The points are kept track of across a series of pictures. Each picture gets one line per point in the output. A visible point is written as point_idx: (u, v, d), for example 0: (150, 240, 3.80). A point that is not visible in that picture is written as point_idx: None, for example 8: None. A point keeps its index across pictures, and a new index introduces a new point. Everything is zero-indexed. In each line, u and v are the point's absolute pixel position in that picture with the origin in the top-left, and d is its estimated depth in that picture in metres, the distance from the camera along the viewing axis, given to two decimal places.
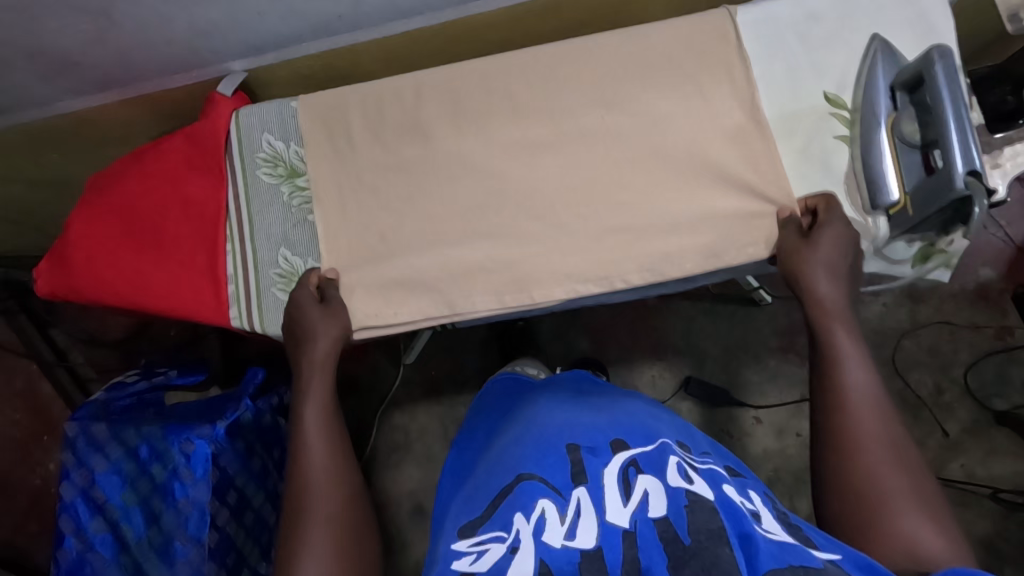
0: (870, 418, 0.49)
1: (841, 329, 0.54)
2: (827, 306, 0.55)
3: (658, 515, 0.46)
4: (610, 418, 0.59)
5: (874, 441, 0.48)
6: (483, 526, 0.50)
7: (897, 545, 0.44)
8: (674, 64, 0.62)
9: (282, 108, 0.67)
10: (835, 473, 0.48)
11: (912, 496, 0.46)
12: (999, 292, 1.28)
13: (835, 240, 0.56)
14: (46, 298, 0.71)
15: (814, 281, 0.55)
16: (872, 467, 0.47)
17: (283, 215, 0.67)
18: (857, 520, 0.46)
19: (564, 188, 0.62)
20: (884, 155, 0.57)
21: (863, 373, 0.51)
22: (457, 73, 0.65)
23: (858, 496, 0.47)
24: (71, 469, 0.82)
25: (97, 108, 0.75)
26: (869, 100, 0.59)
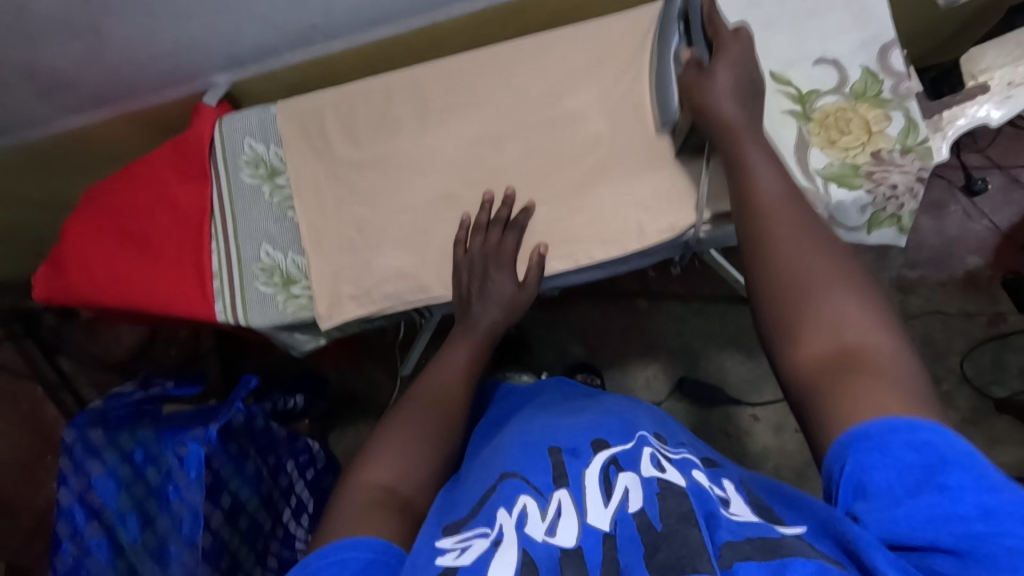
0: (790, 216, 0.48)
1: (753, 145, 0.52)
2: (731, 124, 0.53)
3: (636, 510, 0.42)
4: (593, 418, 0.55)
5: (797, 234, 0.47)
6: (467, 524, 0.46)
7: (817, 330, 0.43)
8: (626, 52, 0.66)
9: (262, 113, 0.72)
10: (764, 272, 0.47)
11: (835, 277, 0.45)
12: (989, 279, 1.26)
13: (732, 62, 0.56)
14: (43, 302, 0.76)
15: (714, 100, 0.54)
16: (791, 259, 0.46)
17: (265, 213, 0.70)
18: (783, 313, 0.45)
19: (529, 173, 0.66)
20: (671, 81, 0.61)
21: (777, 176, 0.51)
22: (425, 73, 0.70)
23: (780, 290, 0.46)
24: (68, 475, 0.83)
25: (90, 126, 0.80)
26: (664, 34, 0.62)
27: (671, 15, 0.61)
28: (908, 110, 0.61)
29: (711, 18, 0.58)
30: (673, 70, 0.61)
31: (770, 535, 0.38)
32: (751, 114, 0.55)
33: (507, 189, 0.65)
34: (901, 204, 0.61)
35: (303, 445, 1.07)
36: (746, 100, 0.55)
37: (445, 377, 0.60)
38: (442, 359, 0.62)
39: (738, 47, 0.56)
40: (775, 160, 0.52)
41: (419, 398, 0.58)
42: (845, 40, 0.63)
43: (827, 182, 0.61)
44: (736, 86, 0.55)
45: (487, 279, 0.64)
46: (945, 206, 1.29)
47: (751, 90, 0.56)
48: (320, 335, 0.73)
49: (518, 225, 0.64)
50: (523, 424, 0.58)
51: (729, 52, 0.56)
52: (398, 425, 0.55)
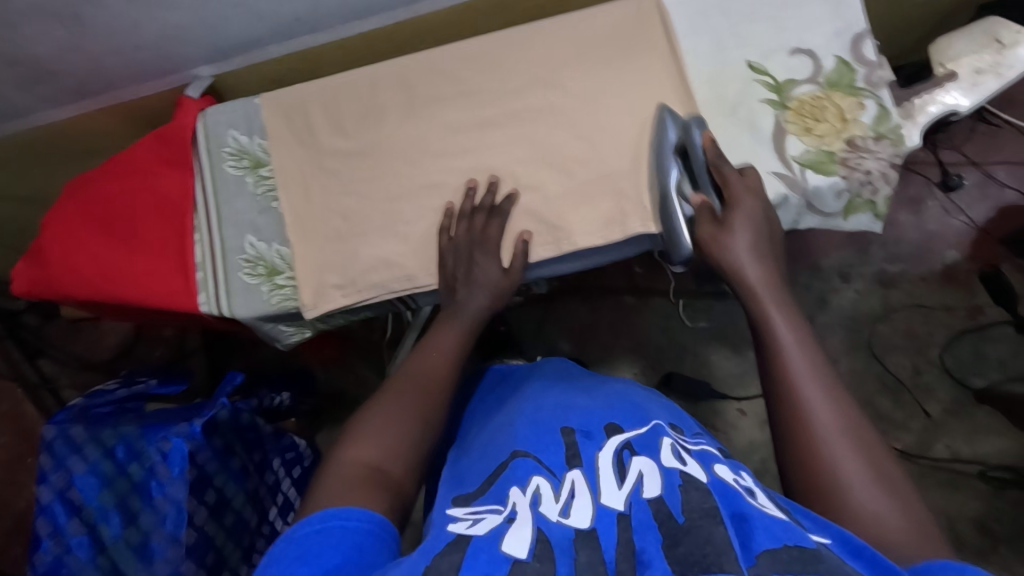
0: (820, 392, 0.49)
1: (778, 311, 0.53)
2: (756, 289, 0.55)
3: (652, 496, 0.42)
4: (605, 401, 0.57)
5: (831, 417, 0.48)
6: (478, 498, 0.48)
7: (858, 529, 0.44)
8: (608, 43, 0.67)
9: (246, 105, 0.72)
10: (795, 456, 0.48)
11: (871, 476, 0.46)
12: (967, 273, 1.28)
13: (747, 219, 0.57)
14: (25, 296, 0.75)
15: (739, 263, 0.56)
16: (827, 452, 0.46)
17: (250, 204, 0.70)
18: (816, 505, 0.46)
19: (513, 162, 0.67)
20: (675, 213, 0.60)
21: (804, 348, 0.51)
22: (409, 64, 0.70)
23: (813, 473, 0.47)
24: (48, 472, 0.82)
25: (73, 119, 0.80)
26: (660, 167, 0.61)
27: (665, 151, 0.61)
28: (880, 98, 0.63)
29: (719, 168, 0.59)
30: (678, 208, 0.60)
31: (805, 543, 0.38)
32: (773, 274, 0.56)
33: (492, 176, 0.66)
34: (875, 189, 0.63)
35: (289, 442, 1.06)
36: (765, 258, 0.56)
37: (433, 360, 0.60)
38: (431, 343, 0.62)
39: (751, 199, 0.58)
40: (801, 327, 0.52)
41: (409, 380, 0.58)
42: (821, 31, 0.65)
43: (804, 168, 0.62)
44: (755, 243, 0.56)
45: (472, 266, 0.65)
46: (923, 201, 1.32)
47: (767, 238, 0.57)
48: (304, 328, 0.73)
49: (502, 213, 0.65)
50: (534, 401, 0.60)
51: (743, 209, 0.57)
52: (383, 408, 0.54)
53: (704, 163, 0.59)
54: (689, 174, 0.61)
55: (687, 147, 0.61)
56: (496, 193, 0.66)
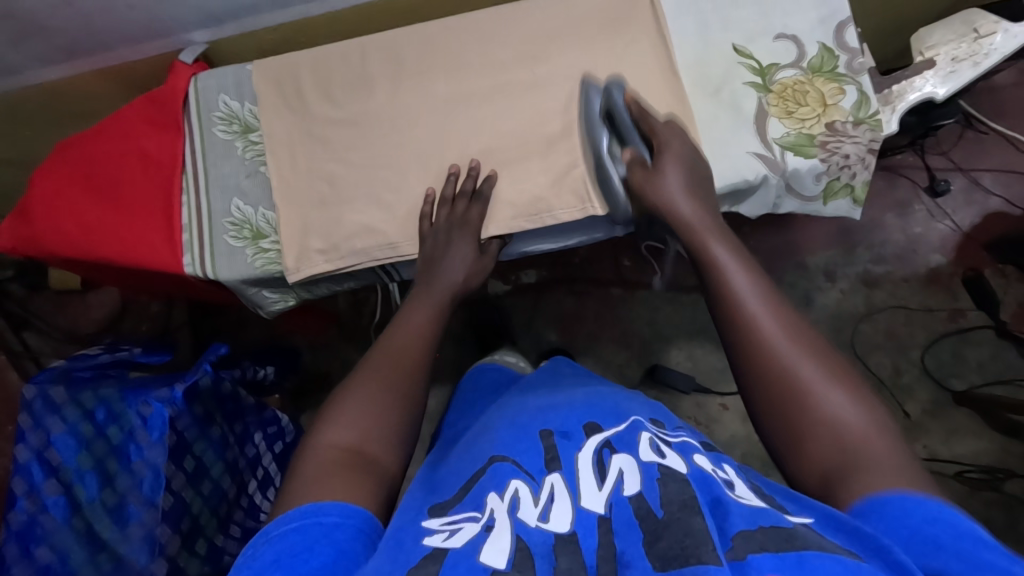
0: (768, 312, 0.51)
1: (719, 244, 0.56)
2: (696, 227, 0.57)
3: (631, 493, 0.43)
4: (585, 397, 0.58)
5: (777, 331, 0.50)
6: (454, 507, 0.48)
7: (818, 433, 0.45)
8: (598, 23, 0.68)
9: (238, 70, 0.72)
10: (753, 371, 0.49)
11: (822, 380, 0.47)
12: (950, 276, 1.30)
13: (677, 160, 0.60)
14: (10, 253, 0.75)
15: (675, 203, 0.59)
16: (779, 364, 0.48)
17: (237, 168, 0.71)
18: (780, 416, 0.48)
19: (499, 136, 0.68)
20: (613, 177, 0.63)
21: (749, 274, 0.53)
22: (402, 37, 0.71)
23: (769, 394, 0.48)
24: (26, 431, 0.81)
25: (65, 79, 0.80)
26: (591, 134, 0.65)
27: (596, 120, 0.64)
28: (861, 84, 0.64)
29: (645, 118, 0.62)
30: (612, 168, 0.64)
31: (782, 524, 0.39)
32: (711, 214, 0.59)
33: (473, 161, 0.67)
34: (853, 173, 0.64)
35: (271, 417, 1.06)
36: (700, 198, 0.59)
37: (405, 334, 0.59)
38: (404, 318, 0.61)
39: (680, 143, 0.61)
40: (743, 256, 0.55)
41: (384, 357, 0.56)
42: (805, 17, 0.66)
43: (784, 151, 0.64)
44: (687, 186, 0.59)
45: (450, 244, 0.66)
46: (909, 205, 1.34)
47: (699, 177, 0.61)
48: (289, 295, 0.75)
49: (483, 196, 0.66)
50: (515, 407, 0.60)
51: (673, 150, 0.60)
52: (356, 394, 0.53)
53: (630, 120, 0.63)
54: (617, 136, 0.64)
55: (609, 108, 0.64)
56: (477, 176, 0.67)
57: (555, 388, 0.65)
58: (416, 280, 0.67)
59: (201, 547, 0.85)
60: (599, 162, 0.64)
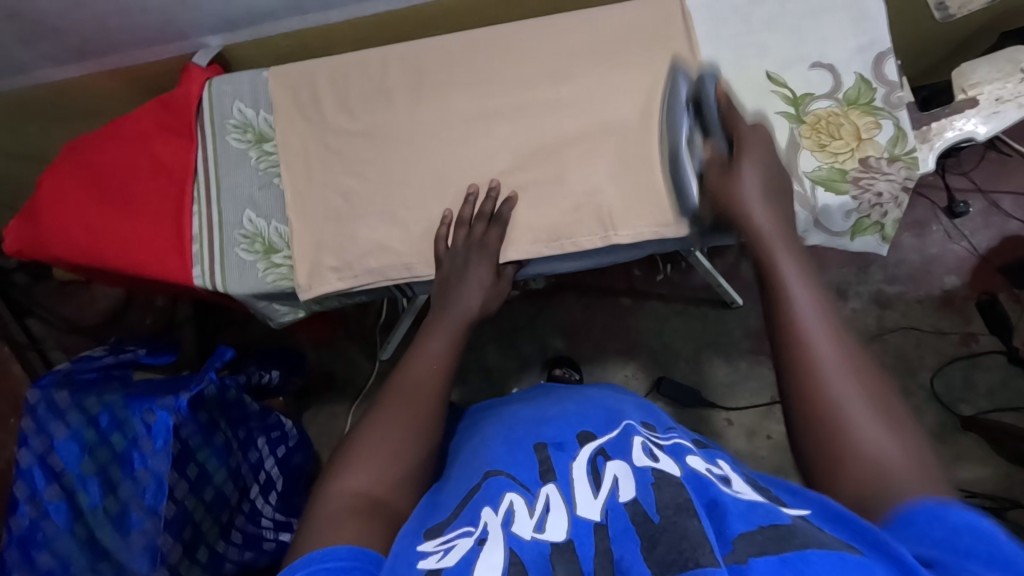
0: (823, 327, 0.44)
1: (787, 254, 0.47)
2: (764, 234, 0.48)
3: (627, 499, 0.41)
4: (574, 408, 0.58)
5: (829, 347, 0.43)
6: (450, 524, 0.45)
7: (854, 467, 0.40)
8: (626, 42, 0.66)
9: (253, 77, 0.70)
10: (798, 394, 0.43)
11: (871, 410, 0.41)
12: (964, 299, 1.28)
13: (759, 167, 0.51)
14: (16, 255, 0.74)
15: (748, 209, 0.50)
16: (836, 394, 0.42)
17: (250, 178, 0.69)
18: (818, 440, 0.42)
19: (519, 155, 0.66)
20: (686, 169, 0.59)
21: (811, 287, 0.45)
22: (423, 48, 0.69)
23: (815, 420, 0.42)
24: (31, 435, 0.80)
25: (76, 79, 0.78)
26: (672, 122, 0.61)
27: (681, 105, 0.61)
28: (898, 119, 0.62)
29: (732, 114, 0.55)
30: (688, 161, 0.59)
31: (780, 522, 0.36)
32: (784, 219, 0.50)
33: (493, 181, 0.65)
34: (884, 211, 0.62)
35: (275, 421, 1.05)
36: (774, 197, 0.51)
37: (416, 369, 0.57)
38: (417, 351, 0.59)
39: (761, 144, 0.53)
40: (808, 269, 0.46)
41: (396, 394, 0.54)
42: (842, 46, 0.64)
43: (815, 186, 0.62)
44: (764, 186, 0.51)
45: (467, 269, 0.64)
46: (927, 225, 1.31)
47: (780, 187, 0.52)
48: (299, 308, 0.73)
49: (503, 220, 0.64)
50: (508, 423, 0.59)
51: (751, 152, 0.52)
52: (369, 437, 0.51)
53: (716, 113, 0.56)
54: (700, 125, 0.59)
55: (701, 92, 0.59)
56: (496, 198, 0.65)
57: (551, 398, 0.63)
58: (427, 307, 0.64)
59: (202, 555, 0.84)
60: (673, 154, 0.61)
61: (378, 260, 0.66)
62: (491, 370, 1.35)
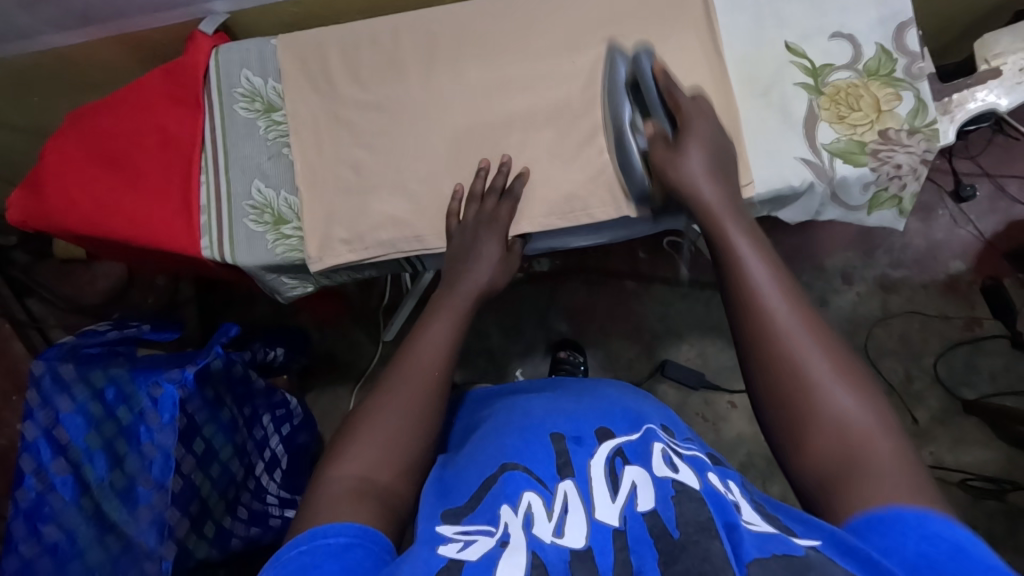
0: (780, 295, 0.47)
1: (735, 224, 0.51)
2: (713, 208, 0.52)
3: (646, 509, 0.40)
4: (590, 405, 0.56)
5: (785, 314, 0.46)
6: (467, 516, 0.44)
7: (823, 430, 0.43)
8: (642, 12, 0.65)
9: (262, 45, 0.69)
10: (766, 378, 0.46)
11: (830, 372, 0.44)
12: (968, 284, 1.28)
13: (700, 140, 0.55)
14: (20, 227, 0.73)
15: (695, 185, 0.53)
16: (794, 356, 0.45)
17: (259, 148, 0.68)
18: (785, 414, 0.45)
19: (533, 127, 0.65)
20: (633, 151, 0.60)
21: (773, 274, 0.48)
22: (434, 17, 0.68)
23: (779, 388, 0.45)
24: (36, 409, 0.80)
25: (79, 47, 0.76)
26: (612, 101, 0.61)
27: (622, 88, 0.61)
28: (919, 91, 0.61)
29: (670, 92, 0.58)
30: (633, 141, 0.60)
31: (794, 552, 0.36)
32: (731, 196, 0.53)
33: (504, 156, 0.64)
34: (902, 184, 0.62)
35: (280, 399, 1.04)
36: (722, 179, 0.54)
37: (423, 346, 0.54)
38: (421, 332, 0.55)
39: (700, 122, 0.56)
40: (760, 242, 0.50)
41: (399, 374, 0.52)
42: (863, 16, 0.63)
43: (833, 158, 0.61)
44: (708, 167, 0.54)
45: (478, 243, 0.62)
46: (933, 209, 1.30)
47: (722, 164, 0.56)
48: (308, 282, 0.72)
49: (513, 195, 0.63)
50: (518, 411, 0.57)
51: (693, 132, 0.55)
52: (370, 419, 0.49)
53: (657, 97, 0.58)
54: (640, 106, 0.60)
55: (637, 78, 0.60)
56: (507, 173, 0.64)
57: (562, 391, 0.61)
58: (440, 282, 0.62)
59: (209, 530, 0.84)
60: (620, 137, 0.61)
61: (388, 232, 0.65)
62: (493, 352, 1.35)
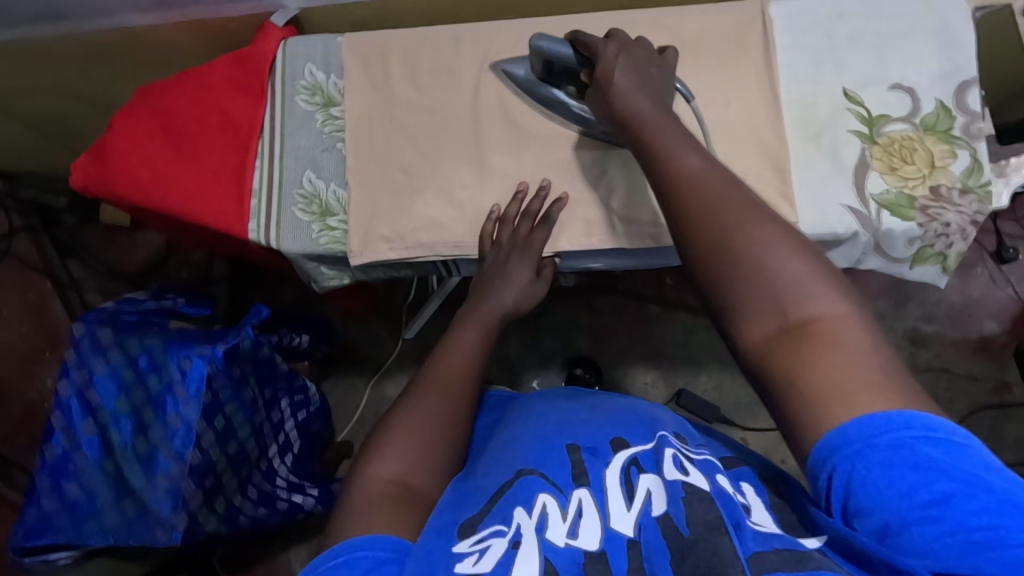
0: (710, 182, 0.45)
1: (665, 123, 0.50)
2: (642, 114, 0.51)
3: (659, 514, 0.40)
4: (609, 414, 0.54)
5: (712, 192, 0.44)
6: (483, 522, 0.43)
7: (761, 301, 0.40)
8: (702, 45, 0.66)
9: (328, 42, 0.72)
10: (708, 260, 0.43)
11: (767, 237, 0.41)
12: (1001, 346, 1.24)
13: (621, 63, 0.55)
14: (78, 191, 0.76)
15: (623, 95, 0.53)
16: (726, 228, 0.43)
17: (314, 140, 0.70)
18: (720, 279, 0.42)
19: (582, 147, 0.66)
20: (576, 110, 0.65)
21: (700, 161, 0.47)
22: (496, 31, 0.69)
23: (712, 266, 0.42)
24: (72, 367, 0.84)
25: (153, 27, 0.80)
26: (541, 98, 0.66)
27: (539, 81, 0.65)
28: (975, 150, 0.61)
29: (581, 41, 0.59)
30: (573, 106, 0.64)
31: (797, 547, 0.36)
32: (658, 103, 0.53)
33: (544, 180, 0.65)
34: (950, 243, 0.61)
35: (300, 385, 1.06)
36: (651, 91, 0.54)
37: (452, 365, 0.55)
38: (450, 345, 0.58)
39: (617, 50, 0.56)
40: (688, 137, 0.49)
41: (429, 385, 0.53)
42: (926, 71, 0.63)
43: (880, 209, 0.61)
44: (639, 85, 0.54)
45: (509, 267, 0.66)
46: (972, 267, 1.28)
47: (649, 76, 0.55)
48: (345, 274, 0.73)
49: (549, 221, 0.64)
50: (535, 417, 0.55)
51: (608, 57, 0.56)
52: (404, 422, 0.50)
53: (574, 58, 0.60)
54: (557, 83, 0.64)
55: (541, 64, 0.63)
56: (545, 197, 0.65)
57: (577, 399, 0.60)
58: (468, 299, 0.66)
59: (219, 506, 0.86)
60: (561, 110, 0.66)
61: (427, 236, 0.66)
62: (510, 361, 1.35)
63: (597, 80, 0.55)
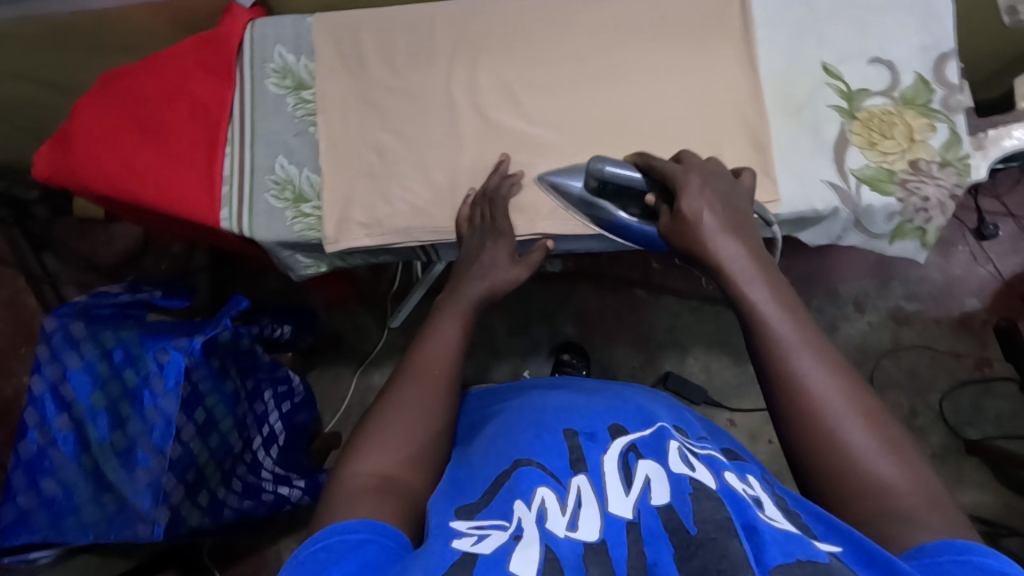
0: (816, 362, 0.42)
1: (761, 282, 0.45)
2: (736, 269, 0.45)
3: (660, 504, 0.39)
4: (608, 402, 0.53)
5: (817, 375, 0.41)
6: (480, 512, 0.42)
7: (862, 501, 0.39)
8: (681, 21, 0.64)
9: (298, 23, 0.70)
10: (800, 435, 0.41)
11: (870, 437, 0.40)
12: (983, 322, 1.25)
13: (707, 198, 0.48)
14: (43, 181, 0.73)
15: (715, 247, 0.46)
16: (829, 416, 0.40)
17: (286, 124, 0.69)
18: (821, 470, 0.40)
19: (561, 128, 0.65)
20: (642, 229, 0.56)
21: (802, 330, 0.43)
22: (471, 10, 0.68)
23: (817, 457, 0.40)
24: (44, 362, 0.82)
25: (117, 10, 0.77)
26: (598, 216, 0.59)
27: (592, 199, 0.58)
28: (953, 123, 0.60)
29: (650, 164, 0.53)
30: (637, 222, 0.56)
31: (818, 556, 0.34)
32: (753, 248, 0.46)
33: (502, 156, 0.64)
34: (928, 217, 0.61)
35: (284, 376, 1.04)
36: (743, 233, 0.47)
37: (436, 350, 0.54)
38: (433, 335, 0.55)
39: (701, 181, 0.49)
40: (789, 299, 0.44)
41: (410, 373, 0.52)
42: (905, 44, 0.62)
43: (860, 184, 0.60)
44: (725, 225, 0.47)
45: (483, 251, 0.62)
46: (953, 244, 1.28)
47: (736, 212, 0.49)
48: (322, 262, 0.72)
49: (504, 194, 0.63)
50: (530, 407, 0.54)
51: (693, 192, 0.48)
52: (389, 415, 0.49)
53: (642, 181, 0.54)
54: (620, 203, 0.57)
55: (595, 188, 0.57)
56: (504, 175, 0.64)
57: (572, 389, 0.59)
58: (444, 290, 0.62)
59: (202, 500, 0.84)
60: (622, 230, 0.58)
61: (405, 220, 0.65)
62: (497, 348, 1.34)
63: (682, 214, 0.48)
